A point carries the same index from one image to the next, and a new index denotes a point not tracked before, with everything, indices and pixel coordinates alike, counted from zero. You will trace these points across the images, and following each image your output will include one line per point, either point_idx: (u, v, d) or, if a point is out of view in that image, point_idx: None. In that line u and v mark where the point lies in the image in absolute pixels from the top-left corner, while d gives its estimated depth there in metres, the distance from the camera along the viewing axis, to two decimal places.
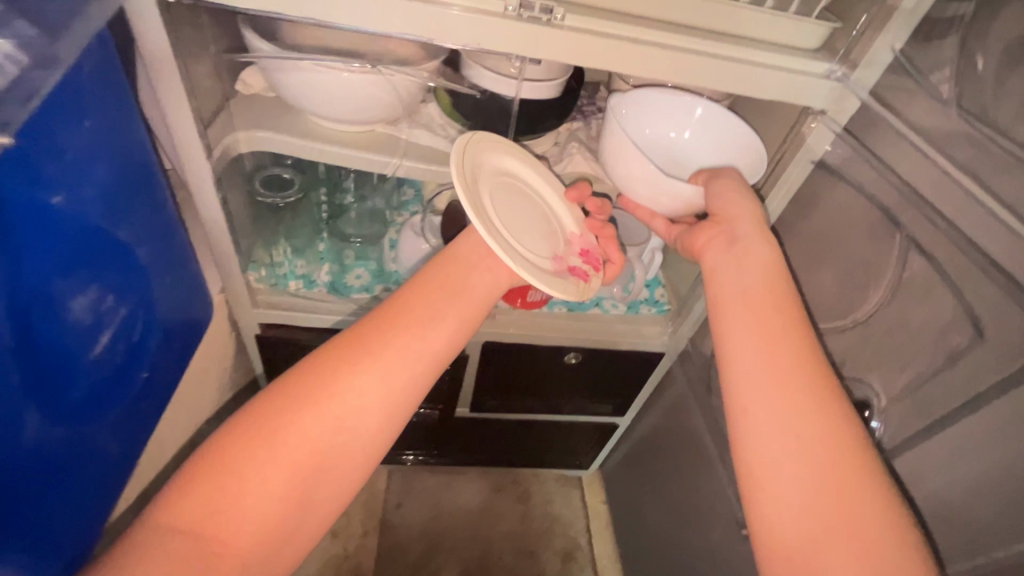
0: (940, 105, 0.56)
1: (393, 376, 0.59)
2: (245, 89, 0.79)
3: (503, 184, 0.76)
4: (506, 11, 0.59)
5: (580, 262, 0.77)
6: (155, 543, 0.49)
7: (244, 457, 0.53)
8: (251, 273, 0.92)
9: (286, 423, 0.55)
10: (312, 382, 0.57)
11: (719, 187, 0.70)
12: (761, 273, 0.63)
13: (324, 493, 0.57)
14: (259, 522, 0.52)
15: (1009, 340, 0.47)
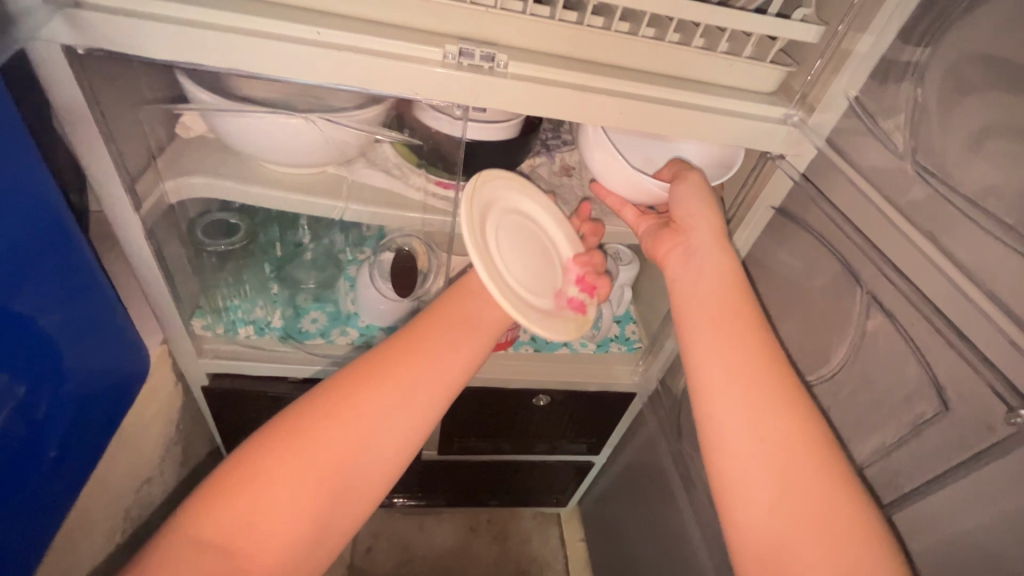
0: (895, 158, 0.54)
1: (411, 390, 0.62)
2: (186, 132, 0.74)
3: (504, 220, 0.70)
4: (445, 58, 0.57)
5: (577, 293, 0.74)
6: (187, 553, 0.50)
7: (270, 470, 0.54)
8: (196, 320, 0.88)
9: (310, 437, 0.57)
10: (335, 395, 0.59)
11: (684, 192, 0.64)
12: (718, 285, 0.60)
13: (347, 506, 0.58)
14: (284, 533, 0.54)
15: (973, 415, 0.44)
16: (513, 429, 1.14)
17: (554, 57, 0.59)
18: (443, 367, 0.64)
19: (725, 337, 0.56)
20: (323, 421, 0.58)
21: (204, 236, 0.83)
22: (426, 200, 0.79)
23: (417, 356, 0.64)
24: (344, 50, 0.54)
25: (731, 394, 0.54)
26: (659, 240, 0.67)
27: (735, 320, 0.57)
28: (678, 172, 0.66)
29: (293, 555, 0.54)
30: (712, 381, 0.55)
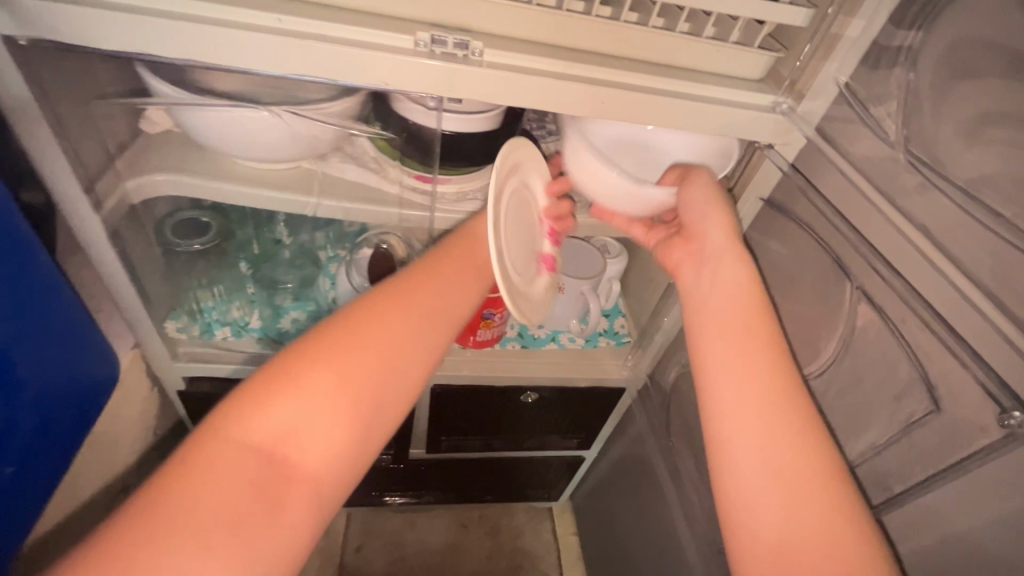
0: (887, 147, 0.52)
1: (435, 311, 0.61)
2: (151, 126, 0.71)
3: (517, 199, 0.67)
4: (416, 46, 0.54)
5: (550, 249, 0.74)
6: (225, 458, 0.47)
7: (305, 378, 0.52)
8: (171, 322, 0.86)
9: (342, 350, 0.54)
10: (360, 313, 0.57)
11: (693, 195, 0.62)
12: (738, 288, 0.58)
13: (384, 414, 0.55)
14: (327, 436, 0.51)
15: (964, 414, 0.42)
16: (501, 426, 1.13)
17: (532, 44, 0.56)
18: (462, 296, 0.64)
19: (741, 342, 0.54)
20: (353, 336, 0.55)
21: (174, 236, 0.79)
22: (402, 193, 0.76)
23: (437, 281, 0.63)
24: (308, 40, 0.52)
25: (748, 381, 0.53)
26: (671, 248, 0.65)
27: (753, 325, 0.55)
28: (684, 173, 0.64)
29: (335, 468, 0.52)
30: (734, 384, 0.53)
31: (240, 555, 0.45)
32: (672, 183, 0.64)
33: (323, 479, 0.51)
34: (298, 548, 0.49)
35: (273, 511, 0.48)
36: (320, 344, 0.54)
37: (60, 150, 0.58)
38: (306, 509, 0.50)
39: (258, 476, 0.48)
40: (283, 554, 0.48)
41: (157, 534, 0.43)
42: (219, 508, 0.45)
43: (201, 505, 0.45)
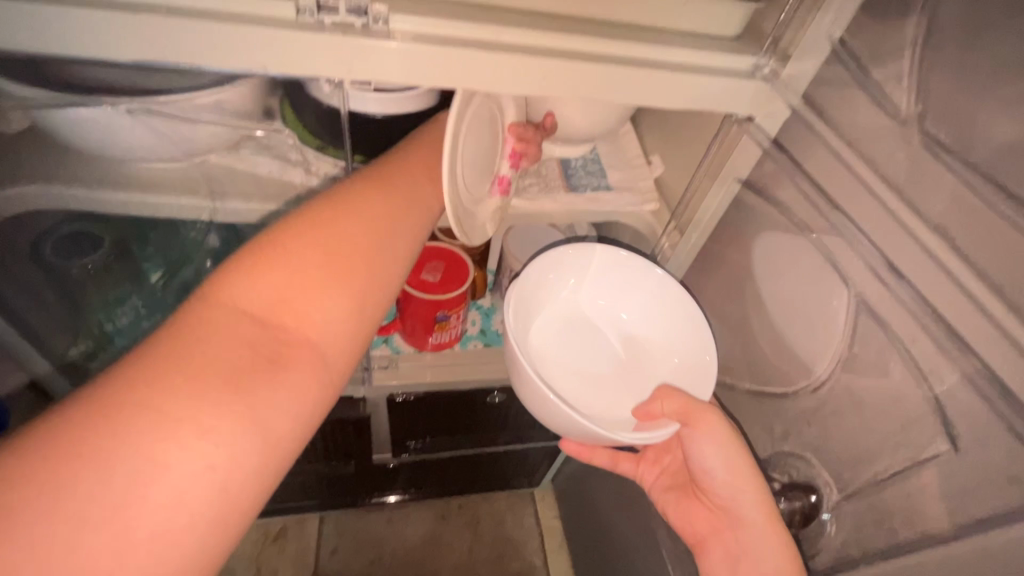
0: (896, 125, 0.43)
1: (426, 194, 0.51)
2: (9, 125, 0.57)
3: (486, 105, 0.54)
4: (301, 16, 0.42)
5: (507, 171, 0.63)
6: (218, 321, 0.36)
7: (303, 239, 0.41)
8: (77, 347, 0.74)
9: (340, 214, 0.44)
10: (350, 185, 0.47)
11: (700, 442, 0.52)
12: (771, 558, 0.48)
13: (385, 283, 0.44)
14: (329, 296, 0.40)
15: (990, 461, 0.35)
16: (471, 426, 1.05)
17: (452, 8, 0.44)
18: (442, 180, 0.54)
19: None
20: (348, 202, 0.45)
21: (53, 256, 0.67)
22: (313, 181, 0.64)
23: (424, 163, 0.53)
24: (157, 14, 0.39)
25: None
26: (693, 512, 0.57)
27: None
28: (687, 411, 0.52)
29: (345, 340, 0.41)
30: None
31: (245, 415, 0.33)
32: (673, 417, 0.52)
33: (327, 350, 0.40)
34: (308, 424, 0.38)
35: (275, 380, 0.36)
36: (311, 212, 0.44)
37: None
38: (316, 381, 0.38)
39: (261, 336, 0.37)
40: (295, 428, 0.36)
41: (137, 397, 0.31)
42: (216, 367, 0.34)
43: (192, 362, 0.33)
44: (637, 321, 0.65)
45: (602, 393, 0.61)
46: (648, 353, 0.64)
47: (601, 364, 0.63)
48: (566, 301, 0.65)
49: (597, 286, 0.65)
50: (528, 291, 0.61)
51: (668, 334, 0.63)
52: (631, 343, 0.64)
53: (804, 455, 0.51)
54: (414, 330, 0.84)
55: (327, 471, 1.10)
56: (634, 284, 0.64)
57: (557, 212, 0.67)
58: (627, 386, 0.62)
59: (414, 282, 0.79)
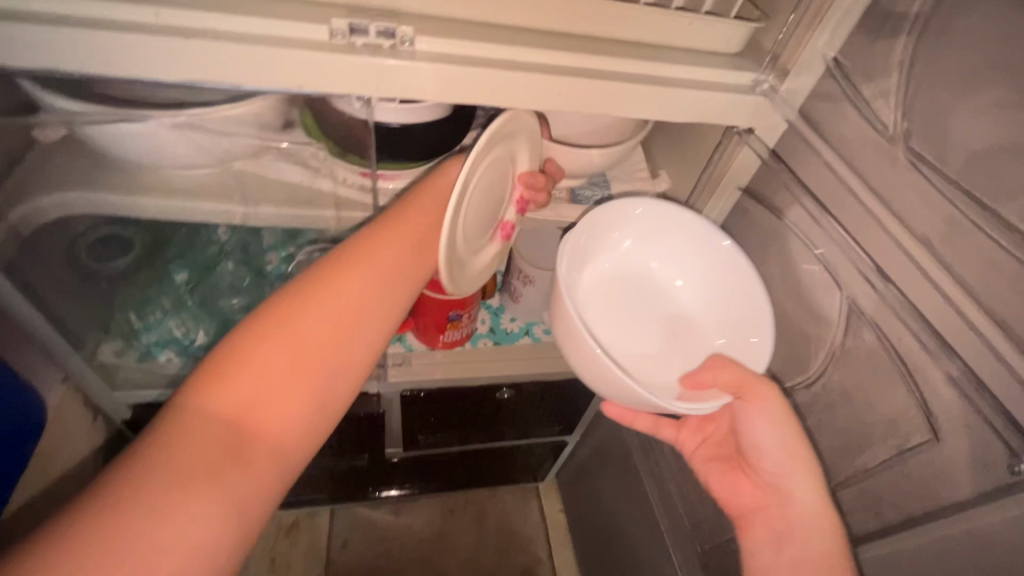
0: (884, 141, 0.46)
1: (398, 265, 0.55)
2: (46, 137, 0.58)
3: (496, 166, 0.59)
4: (333, 38, 0.45)
5: (511, 217, 0.68)
6: (196, 427, 0.42)
7: (275, 340, 0.46)
8: (107, 346, 0.77)
9: (307, 308, 0.49)
10: (320, 273, 0.51)
11: (759, 417, 0.49)
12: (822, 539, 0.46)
13: (349, 369, 0.50)
14: (294, 391, 0.46)
15: (968, 449, 0.38)
16: (480, 422, 1.09)
17: (471, 29, 0.48)
18: (417, 253, 0.57)
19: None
20: (315, 295, 0.50)
21: (91, 260, 0.70)
22: (338, 188, 0.68)
23: (399, 235, 0.56)
24: (204, 38, 0.43)
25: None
26: (732, 484, 0.54)
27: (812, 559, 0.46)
28: (742, 384, 0.49)
29: (307, 431, 0.46)
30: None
31: (213, 519, 0.39)
32: (727, 390, 0.50)
33: (292, 443, 0.45)
34: (274, 501, 0.44)
35: (243, 480, 0.42)
36: (283, 307, 0.48)
37: None
38: (279, 473, 0.44)
39: (231, 437, 0.42)
40: (260, 517, 0.43)
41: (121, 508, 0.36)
42: (197, 472, 0.40)
43: (168, 476, 0.39)
44: (691, 288, 0.63)
45: (645, 354, 0.60)
46: (701, 322, 0.61)
47: (646, 328, 0.61)
48: (618, 256, 0.63)
49: (654, 245, 0.63)
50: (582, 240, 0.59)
51: (719, 304, 0.61)
52: (683, 311, 0.62)
53: None
54: (426, 327, 0.87)
55: (340, 465, 1.14)
56: (694, 250, 0.61)
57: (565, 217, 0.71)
58: (671, 354, 0.60)
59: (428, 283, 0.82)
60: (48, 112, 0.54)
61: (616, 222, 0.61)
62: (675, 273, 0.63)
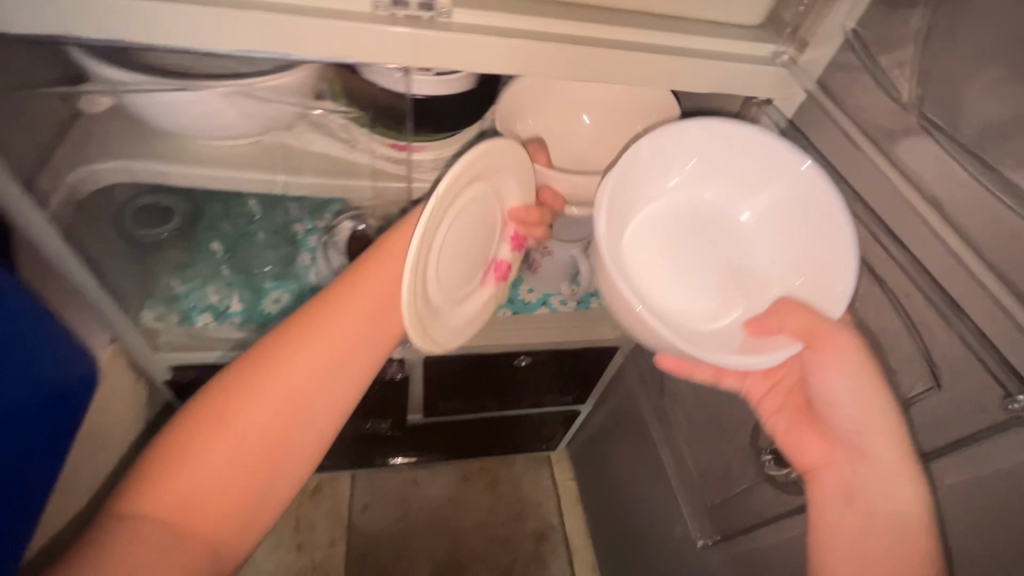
0: (899, 109, 0.48)
1: (339, 349, 0.57)
2: (93, 107, 0.63)
3: (461, 215, 0.62)
4: (375, 11, 0.48)
5: (506, 253, 0.74)
6: (137, 529, 0.45)
7: (217, 434, 0.50)
8: (147, 312, 0.81)
9: (243, 406, 0.51)
10: (257, 364, 0.54)
11: (836, 370, 0.49)
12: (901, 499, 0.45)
13: (295, 451, 0.54)
14: (234, 480, 0.50)
15: (967, 394, 0.42)
16: (497, 390, 1.13)
17: (505, 2, 0.50)
18: (365, 330, 0.59)
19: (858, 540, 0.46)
20: (252, 390, 0.52)
21: (135, 226, 0.75)
22: (375, 162, 0.70)
23: (342, 312, 0.58)
24: (259, 10, 0.46)
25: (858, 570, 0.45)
26: (798, 440, 0.53)
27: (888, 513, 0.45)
28: (813, 331, 0.49)
29: (248, 518, 0.51)
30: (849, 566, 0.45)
31: None
32: (797, 339, 0.50)
33: (233, 531, 0.50)
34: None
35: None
36: (229, 394, 0.52)
37: None
38: (219, 563, 0.48)
39: (172, 537, 0.46)
40: None
41: None
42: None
43: None
44: (761, 221, 0.58)
45: (705, 292, 0.58)
46: (769, 255, 0.58)
47: (707, 264, 0.59)
48: (676, 192, 0.60)
49: (718, 174, 0.59)
50: (630, 173, 0.56)
51: (789, 234, 0.56)
52: (749, 245, 0.59)
53: None
54: None
55: (363, 430, 1.19)
56: (763, 181, 0.57)
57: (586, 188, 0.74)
58: (734, 290, 0.58)
59: None
60: (95, 81, 0.56)
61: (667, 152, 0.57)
62: (741, 205, 0.59)
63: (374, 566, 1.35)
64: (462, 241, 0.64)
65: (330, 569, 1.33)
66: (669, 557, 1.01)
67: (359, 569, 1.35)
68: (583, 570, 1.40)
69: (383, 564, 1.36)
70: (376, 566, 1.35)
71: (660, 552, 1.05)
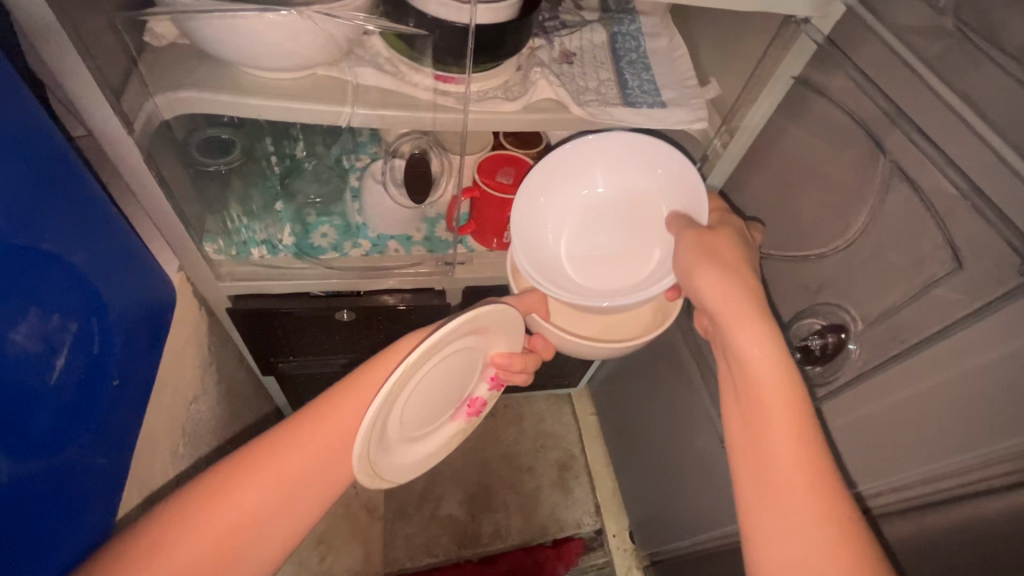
0: (936, 15, 0.53)
1: (291, 477, 0.62)
2: (156, 41, 0.65)
3: (439, 361, 0.68)
4: None
5: (483, 393, 0.82)
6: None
7: (168, 543, 0.55)
8: (208, 245, 0.86)
9: (188, 528, 0.56)
10: (214, 486, 0.59)
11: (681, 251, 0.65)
12: (768, 370, 0.57)
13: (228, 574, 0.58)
14: None
15: (985, 270, 0.48)
16: None
17: None
18: (323, 461, 0.63)
19: (747, 409, 0.58)
20: (209, 502, 0.58)
21: (199, 156, 0.79)
22: (436, 97, 0.73)
23: (309, 445, 0.63)
24: None
25: (755, 431, 0.57)
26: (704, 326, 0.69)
27: (775, 401, 0.56)
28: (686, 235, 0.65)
29: None
30: (749, 440, 0.57)
31: None
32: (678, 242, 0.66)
33: None
34: None
35: None
36: (195, 501, 0.58)
37: (84, 66, 0.56)
38: None
39: None
40: None
41: None
42: None
43: None
44: (614, 186, 0.76)
45: (636, 249, 0.74)
46: (637, 194, 0.76)
47: (614, 237, 0.76)
48: (553, 218, 0.77)
49: (565, 184, 0.77)
50: (528, 206, 0.75)
51: (631, 177, 0.75)
52: (619, 198, 0.76)
53: (837, 302, 0.64)
54: (484, 228, 0.93)
55: None
56: (592, 170, 0.76)
57: (622, 118, 0.76)
58: (637, 232, 0.75)
59: (489, 182, 0.87)
60: (163, 6, 0.60)
61: (532, 203, 0.75)
62: (593, 185, 0.77)
63: (411, 492, 1.45)
64: (431, 385, 0.71)
65: (371, 494, 1.44)
66: (695, 471, 1.09)
67: (397, 495, 1.45)
68: (604, 495, 1.50)
69: (419, 489, 1.46)
70: (413, 492, 1.46)
71: (684, 468, 1.13)
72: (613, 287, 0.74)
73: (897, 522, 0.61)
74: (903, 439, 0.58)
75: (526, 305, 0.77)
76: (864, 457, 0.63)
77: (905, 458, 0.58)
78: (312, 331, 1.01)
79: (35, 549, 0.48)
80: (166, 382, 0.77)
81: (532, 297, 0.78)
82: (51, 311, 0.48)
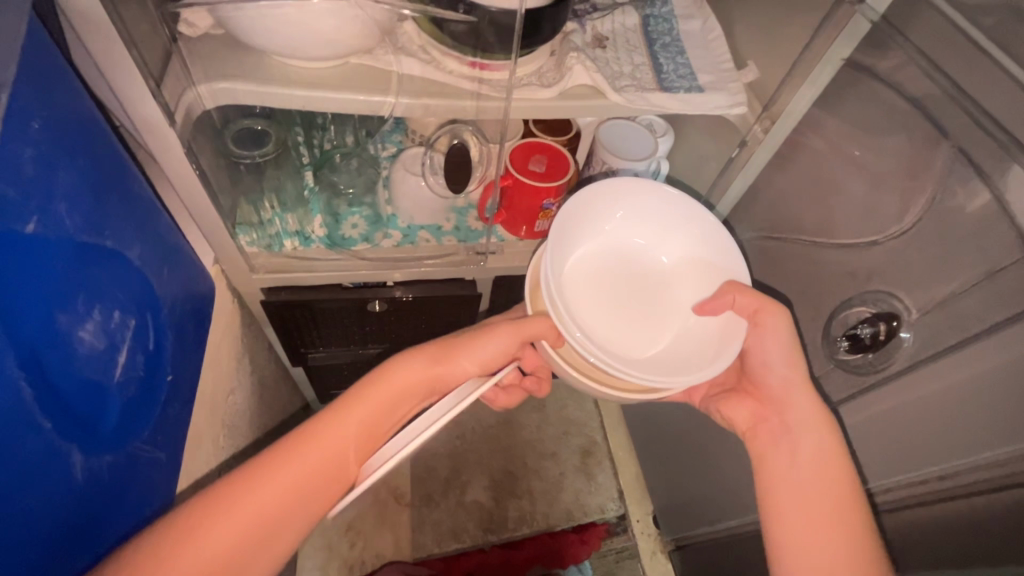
0: None
1: (283, 505, 0.57)
2: (191, 30, 0.63)
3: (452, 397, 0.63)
4: None
5: None
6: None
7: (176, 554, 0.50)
8: (241, 236, 0.86)
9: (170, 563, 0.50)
10: (196, 518, 0.53)
11: (772, 336, 0.66)
12: (829, 455, 0.63)
13: None
14: None
15: None
16: None
17: None
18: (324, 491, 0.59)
19: (801, 484, 0.63)
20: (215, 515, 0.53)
21: (234, 146, 0.79)
22: (478, 88, 0.72)
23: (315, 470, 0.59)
24: None
25: (804, 497, 0.62)
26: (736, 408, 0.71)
27: (834, 477, 0.62)
28: (758, 309, 0.66)
29: None
30: (800, 514, 0.61)
31: None
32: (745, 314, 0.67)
33: None
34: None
35: None
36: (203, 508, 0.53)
37: (129, 55, 0.55)
38: None
39: None
40: None
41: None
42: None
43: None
44: (675, 263, 0.74)
45: (645, 327, 0.70)
46: (687, 277, 0.73)
47: (640, 305, 0.72)
48: (608, 238, 0.74)
49: (640, 220, 0.74)
50: (582, 211, 0.71)
51: (687, 250, 0.73)
52: (670, 283, 0.73)
53: (891, 292, 0.62)
54: (514, 216, 0.92)
55: None
56: (666, 224, 0.74)
57: (664, 104, 0.75)
58: (658, 320, 0.71)
59: (523, 171, 0.86)
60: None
61: (607, 213, 0.73)
62: (657, 250, 0.74)
63: (436, 479, 1.47)
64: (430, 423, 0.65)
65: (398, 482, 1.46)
66: (722, 457, 1.09)
67: (423, 484, 1.46)
68: (627, 481, 1.51)
69: (444, 475, 1.48)
70: (439, 478, 1.47)
71: (711, 454, 1.13)
72: (605, 339, 0.69)
73: (952, 506, 0.60)
74: (959, 427, 0.58)
75: (523, 332, 0.68)
76: (918, 444, 0.63)
77: (962, 447, 0.57)
78: (343, 322, 1.02)
79: (102, 538, 0.49)
80: (207, 374, 0.77)
81: (538, 323, 0.69)
82: (113, 308, 0.49)
